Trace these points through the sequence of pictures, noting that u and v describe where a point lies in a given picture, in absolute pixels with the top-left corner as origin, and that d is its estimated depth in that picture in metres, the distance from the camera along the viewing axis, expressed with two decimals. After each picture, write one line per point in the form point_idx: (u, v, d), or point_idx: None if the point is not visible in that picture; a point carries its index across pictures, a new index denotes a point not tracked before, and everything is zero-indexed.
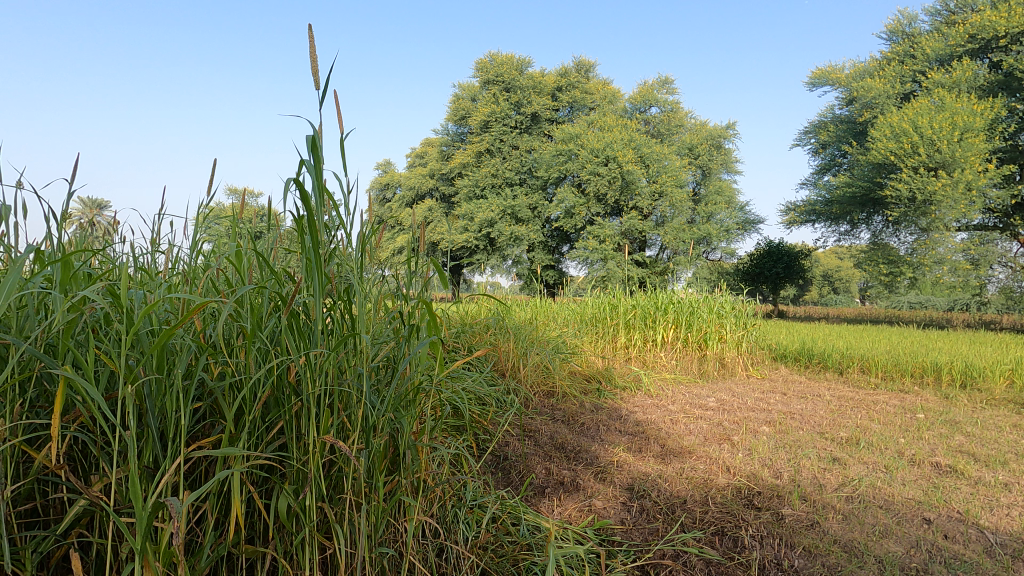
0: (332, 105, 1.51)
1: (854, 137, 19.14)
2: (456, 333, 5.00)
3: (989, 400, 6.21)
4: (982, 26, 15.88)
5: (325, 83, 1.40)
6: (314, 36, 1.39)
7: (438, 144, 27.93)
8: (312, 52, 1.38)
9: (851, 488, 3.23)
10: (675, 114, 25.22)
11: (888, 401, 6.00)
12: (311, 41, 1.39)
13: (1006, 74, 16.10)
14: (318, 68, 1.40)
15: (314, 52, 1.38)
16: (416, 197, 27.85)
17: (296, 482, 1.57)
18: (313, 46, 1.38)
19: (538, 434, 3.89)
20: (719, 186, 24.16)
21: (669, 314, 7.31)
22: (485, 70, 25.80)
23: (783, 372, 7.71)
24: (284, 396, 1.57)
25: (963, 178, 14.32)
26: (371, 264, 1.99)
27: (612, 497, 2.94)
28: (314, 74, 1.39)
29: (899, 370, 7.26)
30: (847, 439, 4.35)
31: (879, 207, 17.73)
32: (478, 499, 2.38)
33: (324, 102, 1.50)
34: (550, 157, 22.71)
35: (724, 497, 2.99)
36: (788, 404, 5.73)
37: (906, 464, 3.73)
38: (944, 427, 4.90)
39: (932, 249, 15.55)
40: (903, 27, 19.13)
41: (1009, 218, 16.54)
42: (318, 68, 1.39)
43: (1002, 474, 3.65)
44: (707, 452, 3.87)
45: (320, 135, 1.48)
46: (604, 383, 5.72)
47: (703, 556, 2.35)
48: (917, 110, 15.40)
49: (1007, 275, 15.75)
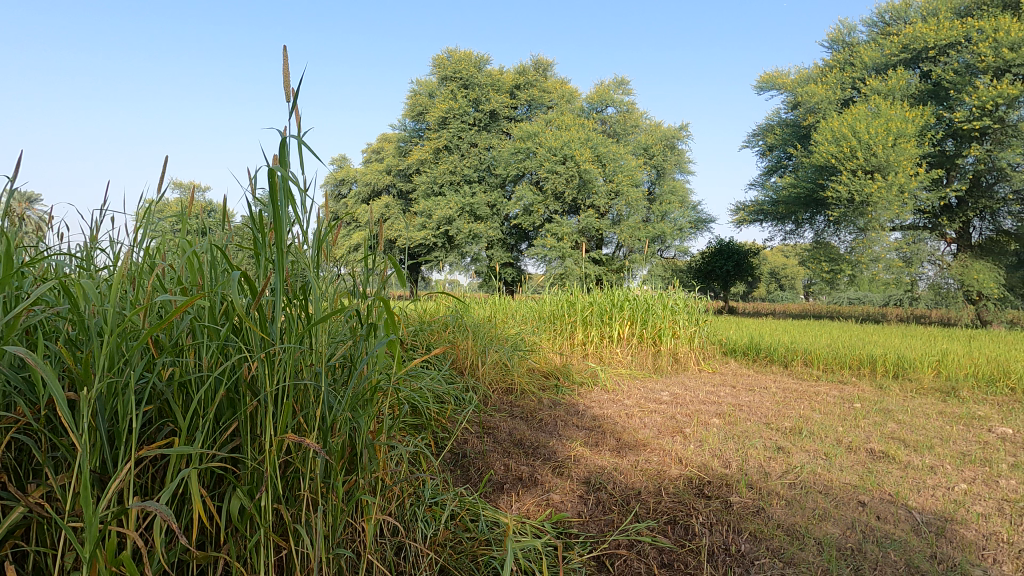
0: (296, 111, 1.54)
1: (798, 140, 19.99)
2: (415, 331, 4.98)
3: (918, 389, 6.62)
4: (914, 37, 16.81)
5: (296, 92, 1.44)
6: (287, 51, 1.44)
7: (395, 140, 27.55)
8: (285, 64, 1.42)
9: (794, 475, 3.40)
10: (630, 115, 25.56)
11: (826, 392, 6.34)
12: (282, 51, 1.42)
13: (935, 84, 17.00)
14: (289, 78, 1.43)
15: (286, 63, 1.42)
16: (372, 193, 27.49)
17: (251, 482, 1.55)
18: (287, 59, 1.41)
19: (496, 430, 3.94)
20: (673, 186, 24.89)
21: (625, 311, 7.52)
22: (442, 67, 25.68)
23: (732, 366, 8.04)
24: (239, 396, 1.55)
25: (896, 181, 15.13)
26: (326, 262, 1.96)
27: (569, 491, 3.00)
28: (287, 82, 1.43)
29: (838, 363, 7.68)
30: (791, 429, 4.57)
31: (821, 208, 18.60)
32: (437, 497, 2.37)
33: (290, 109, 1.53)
34: (508, 156, 22.73)
35: (676, 487, 3.10)
36: (736, 396, 5.99)
37: (844, 451, 3.95)
38: (878, 416, 5.22)
39: (868, 248, 16.45)
40: (842, 36, 20.11)
41: (937, 219, 17.69)
42: (290, 79, 1.43)
43: (929, 458, 3.90)
44: (661, 445, 4.00)
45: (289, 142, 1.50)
46: (561, 379, 5.86)
47: (655, 545, 2.42)
48: (856, 116, 16.18)
49: (935, 272, 16.85)
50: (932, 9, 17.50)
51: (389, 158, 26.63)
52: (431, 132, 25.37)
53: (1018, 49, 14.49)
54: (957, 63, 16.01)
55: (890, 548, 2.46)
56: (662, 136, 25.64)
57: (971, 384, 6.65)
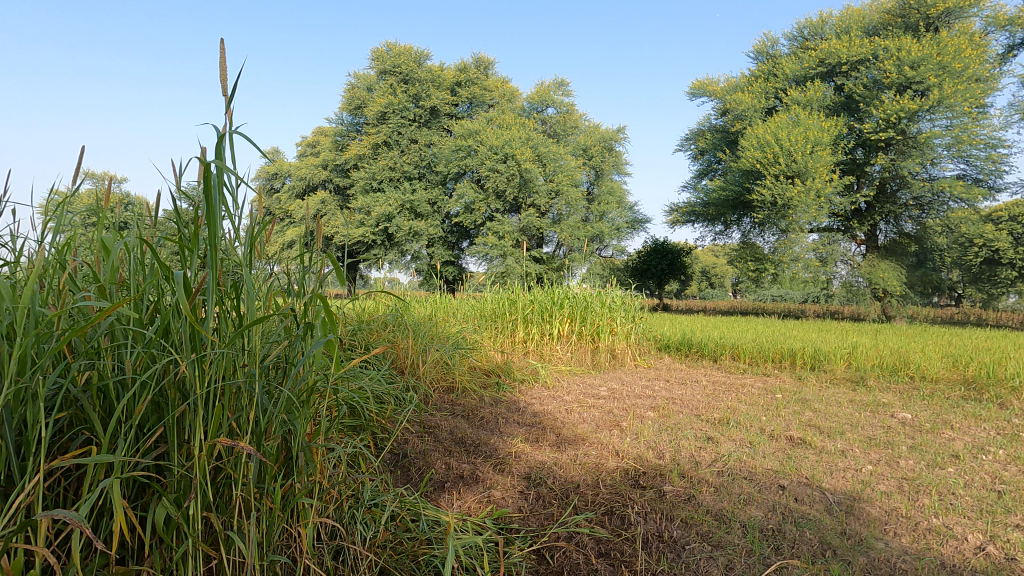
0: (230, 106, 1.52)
1: (727, 145, 21.03)
2: (353, 330, 4.88)
3: (832, 379, 7.15)
4: (829, 52, 18.05)
5: (234, 90, 1.43)
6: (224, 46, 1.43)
7: (332, 134, 26.74)
8: (222, 61, 1.41)
9: (722, 463, 3.58)
10: (570, 115, 25.99)
11: (751, 384, 6.72)
12: (220, 47, 1.41)
13: (847, 96, 18.34)
14: (226, 74, 1.42)
15: (225, 59, 1.42)
16: (307, 188, 26.56)
17: (178, 490, 1.47)
18: (225, 54, 1.41)
19: (437, 430, 3.92)
20: (611, 186, 25.56)
21: (564, 309, 7.68)
22: (381, 60, 25.16)
23: (666, 361, 8.37)
24: (166, 401, 1.48)
25: (814, 186, 16.19)
26: (259, 259, 1.90)
27: (510, 487, 3.03)
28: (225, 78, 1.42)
29: (762, 357, 8.17)
30: (719, 419, 4.82)
31: (747, 210, 19.68)
32: (376, 499, 2.34)
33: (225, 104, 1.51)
34: (449, 153, 22.57)
35: (613, 479, 3.20)
36: (670, 390, 6.25)
37: (767, 439, 4.21)
38: (797, 405, 5.60)
39: (790, 248, 17.49)
40: (766, 48, 21.31)
41: (849, 222, 19.10)
42: (227, 75, 1.42)
43: (840, 443, 4.22)
44: (599, 439, 4.11)
45: (223, 138, 1.49)
46: (501, 377, 5.92)
47: (593, 536, 2.48)
48: (778, 124, 17.20)
49: (847, 270, 18.20)
50: (845, 27, 18.85)
51: (326, 152, 25.82)
52: (369, 126, 24.81)
53: (917, 68, 15.88)
54: (866, 78, 17.34)
55: (807, 527, 2.65)
56: (601, 138, 26.26)
57: (878, 373, 7.24)
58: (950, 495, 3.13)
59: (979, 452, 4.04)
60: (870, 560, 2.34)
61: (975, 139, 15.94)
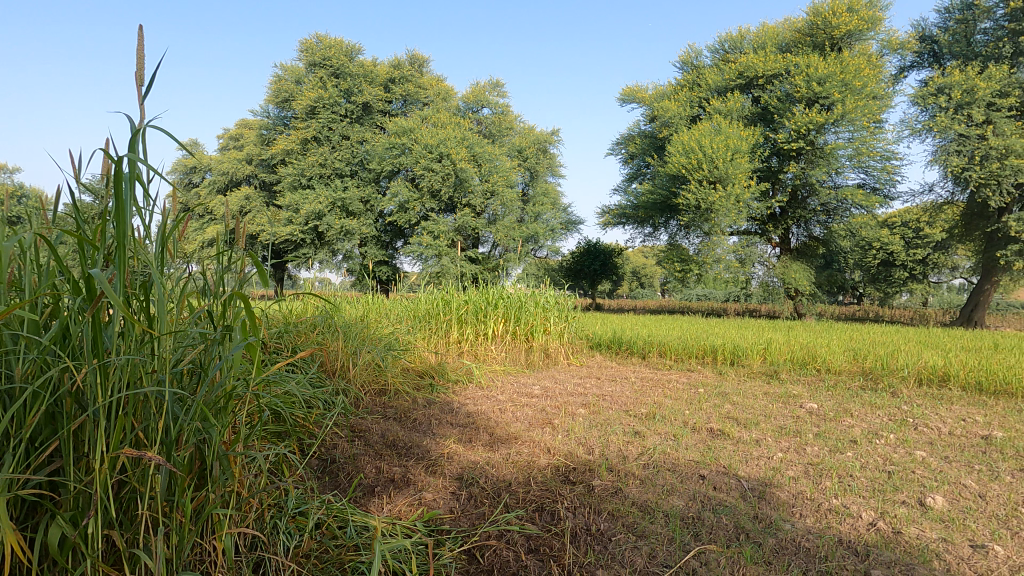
0: (143, 100, 1.52)
1: (656, 151, 21.88)
2: (278, 333, 4.69)
3: (749, 373, 7.63)
4: (747, 66, 19.18)
5: (150, 81, 1.48)
6: (142, 39, 1.48)
7: (257, 127, 25.51)
8: (139, 52, 1.46)
9: (647, 456, 3.73)
10: (505, 117, 26.16)
11: (676, 380, 7.03)
12: (136, 38, 1.47)
13: (763, 108, 19.54)
14: (143, 66, 1.49)
15: (141, 51, 1.48)
16: (230, 183, 25.20)
17: (75, 508, 1.37)
18: (141, 46, 1.47)
19: (368, 433, 3.84)
20: (545, 188, 25.92)
21: (499, 309, 7.73)
22: (311, 52, 24.28)
23: (597, 360, 8.61)
24: (61, 412, 1.38)
25: (733, 192, 17.14)
26: (171, 260, 1.82)
27: (442, 488, 3.02)
28: (141, 71, 1.48)
29: (686, 353, 8.58)
30: (646, 414, 5.02)
31: (674, 213, 20.57)
32: (300, 507, 2.26)
33: (140, 98, 1.51)
34: (382, 150, 22.12)
35: (544, 476, 3.26)
36: (601, 387, 6.44)
37: (689, 432, 4.43)
38: (717, 398, 5.93)
39: (712, 250, 18.37)
40: (691, 59, 22.36)
41: (766, 226, 20.34)
42: (144, 67, 1.48)
43: (755, 433, 4.51)
44: (531, 437, 4.17)
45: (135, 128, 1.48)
46: (435, 378, 5.88)
47: (523, 532, 2.52)
48: (702, 132, 18.09)
49: (764, 271, 19.39)
50: (760, 42, 20.09)
51: (250, 146, 24.59)
52: (298, 121, 23.86)
53: (824, 84, 17.16)
54: (779, 92, 18.56)
55: (723, 513, 2.81)
56: (535, 140, 26.58)
57: (790, 367, 7.76)
58: (849, 477, 3.41)
59: (873, 437, 4.43)
60: (777, 540, 2.51)
61: (873, 151, 17.44)
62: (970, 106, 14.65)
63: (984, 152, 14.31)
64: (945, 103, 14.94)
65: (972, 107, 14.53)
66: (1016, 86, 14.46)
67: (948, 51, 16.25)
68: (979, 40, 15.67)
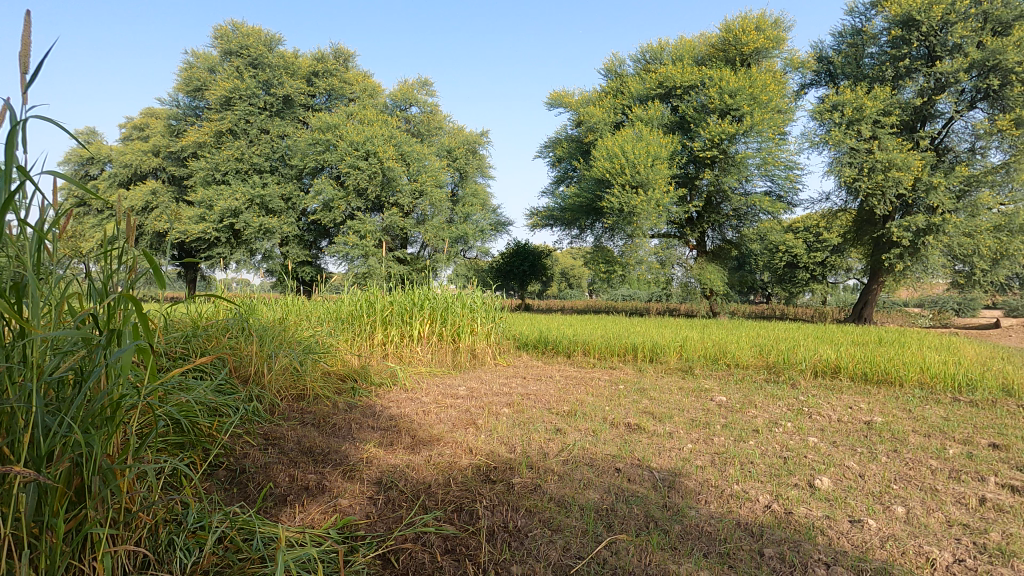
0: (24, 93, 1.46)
1: (582, 155, 22.47)
2: (184, 338, 4.40)
3: (666, 369, 8.01)
4: (667, 76, 20.12)
5: (32, 72, 1.43)
6: (27, 28, 1.43)
7: (165, 117, 23.77)
8: (23, 41, 1.42)
9: (567, 452, 3.83)
10: (434, 116, 25.93)
11: (599, 377, 7.27)
12: (20, 28, 1.43)
13: (681, 117, 20.55)
14: (26, 58, 1.44)
15: (25, 43, 1.43)
16: (134, 176, 23.31)
17: None
18: (26, 37, 1.43)
19: (283, 441, 3.69)
20: (475, 189, 25.89)
21: (425, 310, 7.64)
22: (226, 39, 22.95)
23: (524, 359, 8.72)
24: None
25: (654, 197, 17.91)
26: (51, 260, 1.70)
27: (359, 494, 2.95)
28: (24, 63, 1.43)
29: (608, 351, 8.88)
30: (568, 412, 5.15)
31: (599, 216, 21.22)
32: (201, 522, 2.14)
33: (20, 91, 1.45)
34: (305, 146, 21.27)
35: (465, 476, 3.27)
36: (526, 386, 6.53)
37: (608, 427, 4.59)
38: (636, 394, 6.18)
39: (635, 252, 19.10)
40: (615, 67, 23.15)
41: (684, 230, 21.22)
42: (27, 60, 1.43)
43: (669, 426, 4.74)
44: (454, 438, 4.16)
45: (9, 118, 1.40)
46: (358, 381, 5.74)
47: (440, 534, 2.51)
48: (625, 138, 18.77)
49: (683, 272, 20.36)
50: (679, 55, 21.12)
51: (156, 137, 22.87)
52: (211, 111, 22.46)
53: (735, 96, 18.30)
54: (695, 102, 19.61)
55: (635, 504, 2.94)
56: (465, 140, 26.48)
57: (703, 363, 8.23)
58: (749, 464, 3.67)
59: (773, 426, 4.79)
60: (683, 526, 2.66)
61: (778, 161, 18.81)
62: (860, 123, 16.13)
63: (871, 165, 15.82)
64: (839, 119, 16.37)
65: (862, 124, 16.01)
66: (898, 106, 16.09)
67: (842, 71, 17.83)
68: (867, 62, 17.28)
